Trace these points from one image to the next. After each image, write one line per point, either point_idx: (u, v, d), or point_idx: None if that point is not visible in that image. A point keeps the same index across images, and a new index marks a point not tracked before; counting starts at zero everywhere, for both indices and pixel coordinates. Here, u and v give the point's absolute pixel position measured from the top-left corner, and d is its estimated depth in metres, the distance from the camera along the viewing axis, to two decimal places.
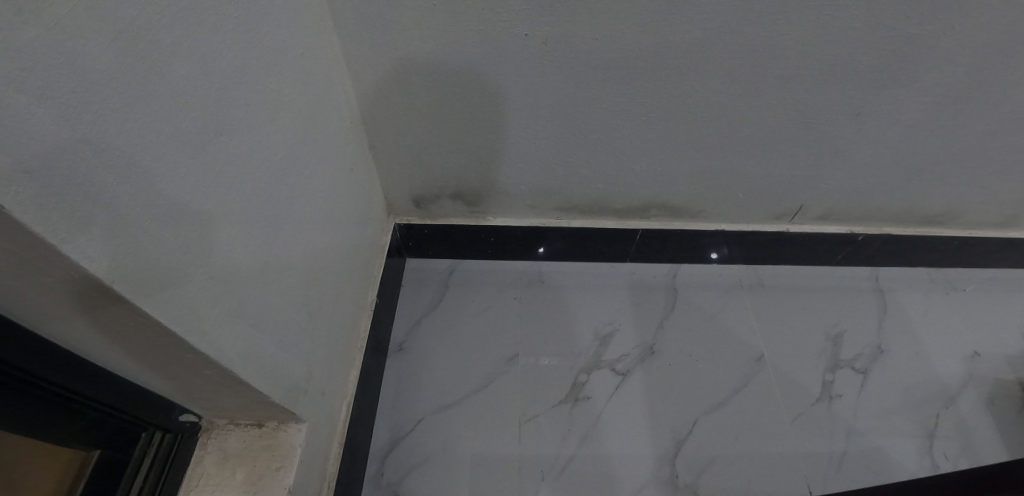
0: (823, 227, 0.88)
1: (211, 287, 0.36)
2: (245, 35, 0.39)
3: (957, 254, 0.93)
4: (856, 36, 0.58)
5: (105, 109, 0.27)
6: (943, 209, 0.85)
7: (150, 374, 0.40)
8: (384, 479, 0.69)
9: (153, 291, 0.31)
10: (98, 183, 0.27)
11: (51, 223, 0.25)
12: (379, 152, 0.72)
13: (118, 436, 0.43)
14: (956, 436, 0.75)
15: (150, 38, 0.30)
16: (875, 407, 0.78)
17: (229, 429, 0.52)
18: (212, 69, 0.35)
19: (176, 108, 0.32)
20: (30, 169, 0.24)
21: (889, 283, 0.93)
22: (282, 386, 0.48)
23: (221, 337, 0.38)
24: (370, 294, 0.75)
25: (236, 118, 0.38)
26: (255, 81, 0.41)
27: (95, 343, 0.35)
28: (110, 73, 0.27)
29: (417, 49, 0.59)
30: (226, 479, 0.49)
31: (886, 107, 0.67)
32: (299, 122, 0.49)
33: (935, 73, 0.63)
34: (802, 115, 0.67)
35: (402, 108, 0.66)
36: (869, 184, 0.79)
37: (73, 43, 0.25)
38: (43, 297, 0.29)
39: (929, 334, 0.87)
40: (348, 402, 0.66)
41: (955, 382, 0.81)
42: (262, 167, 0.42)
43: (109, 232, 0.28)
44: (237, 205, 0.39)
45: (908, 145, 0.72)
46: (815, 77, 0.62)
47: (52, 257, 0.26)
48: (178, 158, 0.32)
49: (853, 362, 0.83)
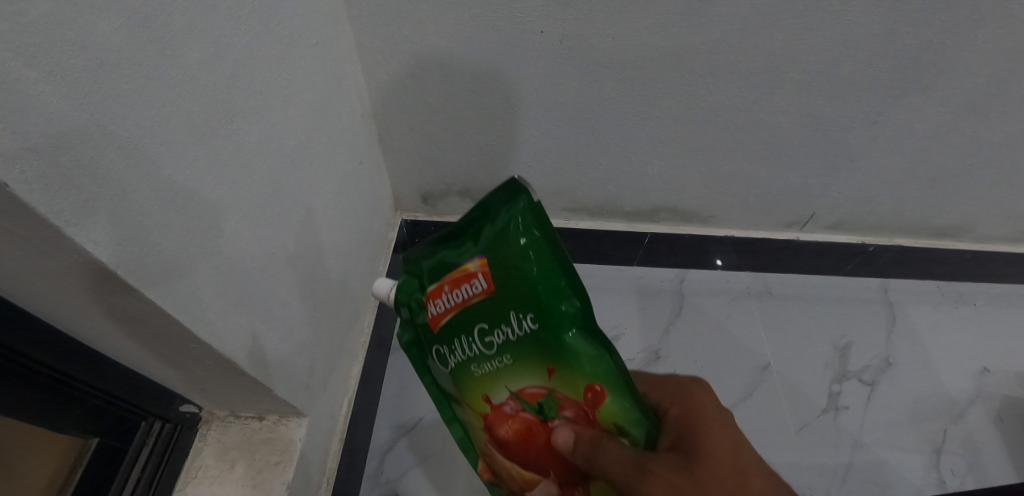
0: (833, 236, 0.87)
1: (217, 276, 0.36)
2: (257, 20, 0.38)
3: (969, 268, 0.91)
4: (876, 44, 0.57)
5: (114, 90, 0.26)
6: (955, 222, 0.84)
7: (154, 362, 0.40)
8: (384, 476, 0.68)
9: (159, 277, 0.30)
10: (103, 165, 0.26)
11: (56, 204, 0.24)
12: (388, 145, 0.72)
13: (116, 424, 0.44)
14: (963, 453, 0.74)
15: (162, 18, 0.29)
16: (881, 420, 0.77)
17: (229, 421, 0.51)
18: (223, 54, 0.34)
19: (183, 90, 0.31)
20: (37, 147, 0.23)
21: (898, 294, 0.92)
22: (285, 379, 0.48)
23: (225, 328, 0.37)
24: (374, 289, 0.74)
25: (247, 104, 0.37)
26: (267, 67, 0.40)
27: (99, 328, 0.34)
28: (121, 53, 0.26)
29: (430, 43, 0.58)
30: (225, 472, 0.48)
31: (904, 116, 0.66)
32: (310, 111, 0.49)
33: (957, 82, 0.61)
34: (818, 121, 0.66)
35: (414, 102, 0.65)
36: (881, 194, 0.78)
37: (86, 21, 0.24)
38: (48, 278, 0.28)
39: (938, 348, 0.85)
40: (349, 398, 0.65)
41: (964, 397, 0.80)
42: (272, 155, 0.42)
43: (113, 215, 0.27)
44: (246, 194, 0.38)
45: (925, 155, 0.71)
46: (832, 84, 0.61)
47: (58, 240, 0.25)
48: (186, 143, 0.31)
49: (861, 374, 0.82)
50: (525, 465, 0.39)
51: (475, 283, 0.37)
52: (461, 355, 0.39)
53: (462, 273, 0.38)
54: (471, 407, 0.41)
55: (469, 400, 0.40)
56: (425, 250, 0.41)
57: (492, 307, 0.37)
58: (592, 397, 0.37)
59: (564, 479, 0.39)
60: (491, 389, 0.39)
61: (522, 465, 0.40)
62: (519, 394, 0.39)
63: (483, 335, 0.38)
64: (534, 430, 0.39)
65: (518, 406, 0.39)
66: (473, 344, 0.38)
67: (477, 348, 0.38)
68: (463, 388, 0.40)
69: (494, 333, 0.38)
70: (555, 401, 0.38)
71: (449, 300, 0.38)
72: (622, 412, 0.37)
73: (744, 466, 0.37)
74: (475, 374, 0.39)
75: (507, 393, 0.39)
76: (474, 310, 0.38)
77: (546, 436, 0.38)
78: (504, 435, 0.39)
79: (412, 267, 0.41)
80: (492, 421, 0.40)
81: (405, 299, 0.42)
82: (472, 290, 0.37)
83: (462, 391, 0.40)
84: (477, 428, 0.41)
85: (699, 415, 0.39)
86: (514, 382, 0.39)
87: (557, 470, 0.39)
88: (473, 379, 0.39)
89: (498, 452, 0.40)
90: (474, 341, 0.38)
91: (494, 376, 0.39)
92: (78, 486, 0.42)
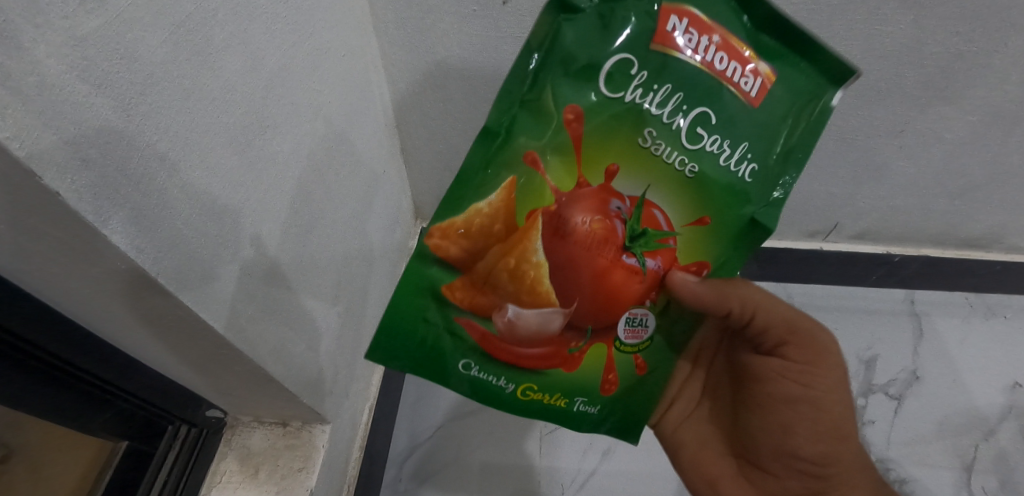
0: (858, 246, 0.87)
1: (247, 283, 0.36)
2: (290, 32, 0.39)
3: (999, 279, 0.89)
4: (904, 53, 0.57)
5: (158, 102, 0.27)
6: (984, 232, 0.82)
7: (183, 367, 0.41)
8: (402, 484, 0.69)
9: (192, 281, 0.31)
10: (146, 174, 0.27)
11: (102, 212, 0.25)
12: (409, 153, 0.73)
13: (144, 428, 0.45)
14: (993, 471, 0.73)
15: (204, 31, 0.29)
16: (907, 435, 0.76)
17: (253, 426, 0.52)
18: (258, 65, 0.35)
19: (219, 96, 0.31)
20: (86, 156, 0.23)
21: (928, 307, 0.89)
22: (309, 385, 0.48)
23: (254, 333, 0.38)
24: (394, 296, 0.75)
25: (279, 111, 0.38)
26: (298, 76, 0.41)
27: (133, 335, 0.35)
28: (164, 64, 0.27)
29: (454, 52, 0.58)
30: (250, 476, 0.49)
31: (931, 125, 0.65)
32: (337, 118, 0.49)
33: (988, 91, 0.60)
34: (843, 129, 0.66)
35: (437, 110, 0.66)
36: (908, 203, 0.77)
37: (132, 34, 0.25)
38: (90, 287, 0.29)
39: (968, 361, 0.83)
40: (370, 405, 0.67)
41: (994, 412, 0.78)
42: (302, 162, 0.42)
43: (149, 220, 0.27)
44: (276, 200, 0.39)
45: (954, 164, 0.70)
46: (857, 92, 0.61)
47: (100, 245, 0.25)
48: (221, 152, 0.32)
49: (887, 387, 0.80)
50: (574, 275, 0.38)
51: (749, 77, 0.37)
52: (676, 72, 0.35)
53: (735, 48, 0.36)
54: (576, 156, 0.36)
55: (590, 137, 0.36)
56: (811, 67, 0.39)
57: (738, 114, 0.37)
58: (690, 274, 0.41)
59: (579, 321, 0.40)
60: (686, 23, 0.35)
61: (577, 254, 0.37)
62: (645, 207, 0.38)
63: (688, 113, 0.36)
64: (618, 243, 0.38)
65: (631, 217, 0.38)
66: (661, 103, 0.36)
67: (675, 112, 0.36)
68: (598, 113, 0.35)
69: (710, 135, 0.37)
70: (657, 246, 0.40)
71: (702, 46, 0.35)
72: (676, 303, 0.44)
73: (837, 414, 0.47)
74: (636, 136, 0.36)
75: (724, 43, 0.36)
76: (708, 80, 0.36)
77: (619, 256, 0.38)
78: (585, 227, 0.37)
79: (774, 69, 0.38)
80: (595, 195, 0.37)
81: (626, 33, 0.35)
82: (743, 78, 0.37)
83: (585, 127, 0.35)
84: (562, 182, 0.36)
85: (806, 345, 0.46)
86: (655, 197, 0.38)
87: (600, 301, 0.39)
88: (619, 121, 0.36)
89: (564, 247, 0.37)
90: (677, 99, 0.36)
91: (644, 157, 0.37)
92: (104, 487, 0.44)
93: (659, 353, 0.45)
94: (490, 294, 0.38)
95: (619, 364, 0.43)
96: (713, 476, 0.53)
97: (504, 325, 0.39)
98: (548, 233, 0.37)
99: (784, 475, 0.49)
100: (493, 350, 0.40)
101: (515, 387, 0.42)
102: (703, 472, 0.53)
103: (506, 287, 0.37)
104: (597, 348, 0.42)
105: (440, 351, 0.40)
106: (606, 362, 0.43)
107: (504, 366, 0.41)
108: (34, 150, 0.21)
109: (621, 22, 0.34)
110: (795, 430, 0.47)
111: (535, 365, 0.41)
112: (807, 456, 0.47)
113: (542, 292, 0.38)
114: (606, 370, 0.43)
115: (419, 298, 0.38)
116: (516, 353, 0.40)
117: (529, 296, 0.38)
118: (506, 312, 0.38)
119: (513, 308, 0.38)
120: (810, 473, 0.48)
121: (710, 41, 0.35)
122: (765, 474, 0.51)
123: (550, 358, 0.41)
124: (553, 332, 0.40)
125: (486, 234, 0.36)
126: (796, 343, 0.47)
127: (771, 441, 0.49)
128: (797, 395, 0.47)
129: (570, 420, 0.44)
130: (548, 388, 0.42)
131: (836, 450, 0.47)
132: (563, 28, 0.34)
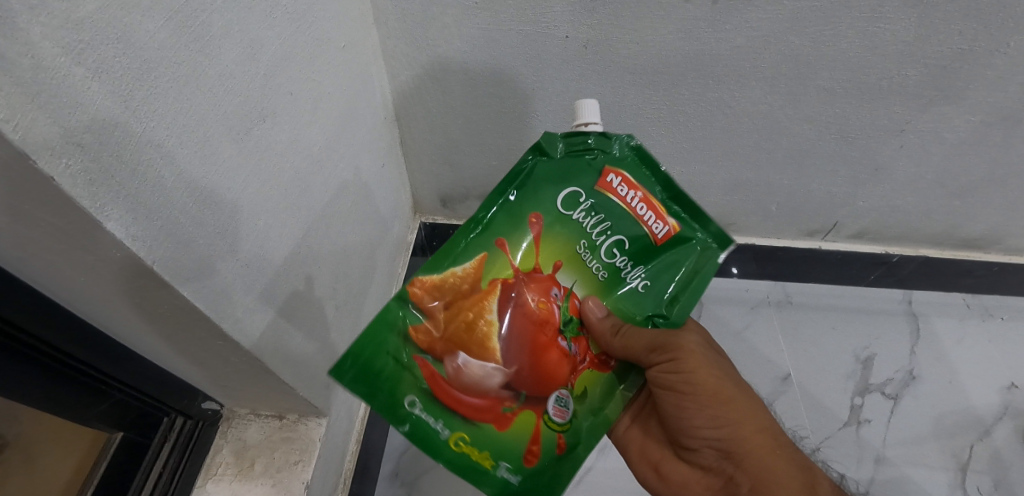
0: (856, 245, 0.86)
1: (244, 274, 0.36)
2: (290, 22, 0.39)
3: (998, 280, 0.89)
4: (905, 51, 0.56)
5: (154, 88, 0.26)
6: (983, 233, 0.82)
7: (179, 358, 0.41)
8: (399, 478, 0.69)
9: (188, 269, 0.31)
10: (142, 162, 0.26)
11: (97, 199, 0.24)
12: (409, 147, 0.72)
13: (140, 419, 0.45)
14: (988, 470, 0.73)
15: (202, 18, 0.29)
16: (904, 435, 0.76)
17: (250, 418, 0.52)
18: (257, 54, 0.35)
19: (216, 84, 0.31)
20: (82, 141, 0.23)
21: (924, 307, 0.89)
22: (306, 378, 0.48)
23: (252, 325, 0.37)
24: (392, 291, 0.75)
25: (277, 102, 0.38)
26: (298, 67, 0.40)
27: (130, 325, 0.35)
28: (161, 50, 0.27)
29: (455, 46, 0.58)
30: (246, 468, 0.49)
31: (931, 125, 0.65)
32: (337, 111, 0.49)
33: (989, 91, 0.60)
34: (844, 128, 0.65)
35: (436, 105, 0.66)
36: (907, 203, 0.77)
37: (129, 18, 0.24)
38: (85, 275, 0.29)
39: (965, 362, 0.83)
40: (367, 399, 0.66)
41: (990, 413, 0.79)
42: (301, 153, 0.42)
43: (142, 207, 0.27)
44: (274, 190, 0.38)
45: (954, 164, 0.70)
46: (859, 91, 0.61)
47: (95, 232, 0.25)
48: (219, 142, 0.32)
49: (884, 387, 0.80)
50: (518, 341, 0.44)
51: (663, 225, 0.46)
52: (606, 209, 0.46)
53: (663, 214, 0.47)
54: (531, 247, 0.45)
55: (548, 239, 0.46)
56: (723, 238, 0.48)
57: (647, 247, 0.47)
58: (601, 365, 0.48)
59: (517, 383, 0.44)
60: (621, 182, 0.46)
61: (528, 323, 0.45)
62: (572, 297, 0.47)
63: (611, 235, 0.46)
64: (555, 325, 0.46)
65: (563, 303, 0.46)
66: (592, 226, 0.46)
67: (601, 238, 0.46)
68: (552, 222, 0.46)
69: (622, 256, 0.47)
70: (580, 334, 0.47)
71: (631, 200, 0.46)
72: (595, 390, 0.47)
73: (721, 385, 0.48)
74: (569, 243, 0.46)
75: (647, 199, 0.46)
76: (633, 226, 0.46)
77: (557, 335, 0.46)
78: (533, 303, 0.45)
79: (691, 229, 0.48)
80: (544, 278, 0.46)
81: (581, 177, 0.46)
82: (655, 224, 0.46)
83: (541, 231, 0.46)
84: (523, 262, 0.45)
85: (674, 338, 0.47)
86: (581, 289, 0.47)
87: (534, 372, 0.44)
88: (558, 233, 0.46)
89: (511, 315, 0.44)
90: (604, 226, 0.46)
91: (576, 259, 0.46)
92: (97, 482, 0.44)
93: (584, 437, 0.46)
94: (445, 339, 0.43)
95: (545, 439, 0.44)
96: (653, 460, 0.53)
97: (452, 368, 0.43)
98: (503, 299, 0.44)
99: (701, 454, 0.49)
100: (438, 389, 0.42)
101: (449, 434, 0.42)
102: (647, 457, 0.54)
103: (460, 336, 0.43)
104: (526, 416, 0.44)
105: (394, 377, 0.42)
106: (536, 432, 0.44)
107: (445, 409, 0.42)
108: (27, 132, 0.21)
109: (579, 169, 0.46)
110: (685, 404, 0.48)
111: (476, 415, 0.43)
112: (710, 433, 0.48)
113: (489, 349, 0.43)
114: (532, 442, 0.44)
115: (389, 333, 0.43)
116: (458, 397, 0.43)
117: (478, 348, 0.43)
118: (454, 359, 0.43)
119: (462, 356, 0.43)
120: (720, 450, 0.48)
121: (635, 196, 0.46)
122: (690, 453, 0.50)
123: (487, 411, 0.43)
124: (490, 388, 0.43)
125: (460, 291, 0.44)
126: (669, 341, 0.47)
127: (676, 422, 0.49)
128: (679, 381, 0.47)
129: (490, 486, 0.43)
130: (478, 443, 0.43)
131: (729, 420, 0.47)
132: (540, 163, 0.46)
